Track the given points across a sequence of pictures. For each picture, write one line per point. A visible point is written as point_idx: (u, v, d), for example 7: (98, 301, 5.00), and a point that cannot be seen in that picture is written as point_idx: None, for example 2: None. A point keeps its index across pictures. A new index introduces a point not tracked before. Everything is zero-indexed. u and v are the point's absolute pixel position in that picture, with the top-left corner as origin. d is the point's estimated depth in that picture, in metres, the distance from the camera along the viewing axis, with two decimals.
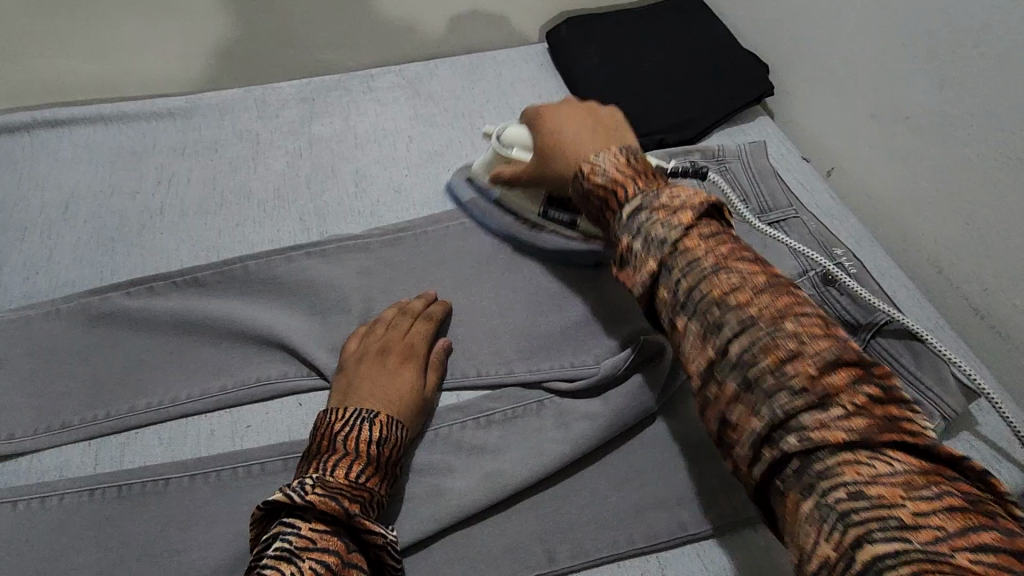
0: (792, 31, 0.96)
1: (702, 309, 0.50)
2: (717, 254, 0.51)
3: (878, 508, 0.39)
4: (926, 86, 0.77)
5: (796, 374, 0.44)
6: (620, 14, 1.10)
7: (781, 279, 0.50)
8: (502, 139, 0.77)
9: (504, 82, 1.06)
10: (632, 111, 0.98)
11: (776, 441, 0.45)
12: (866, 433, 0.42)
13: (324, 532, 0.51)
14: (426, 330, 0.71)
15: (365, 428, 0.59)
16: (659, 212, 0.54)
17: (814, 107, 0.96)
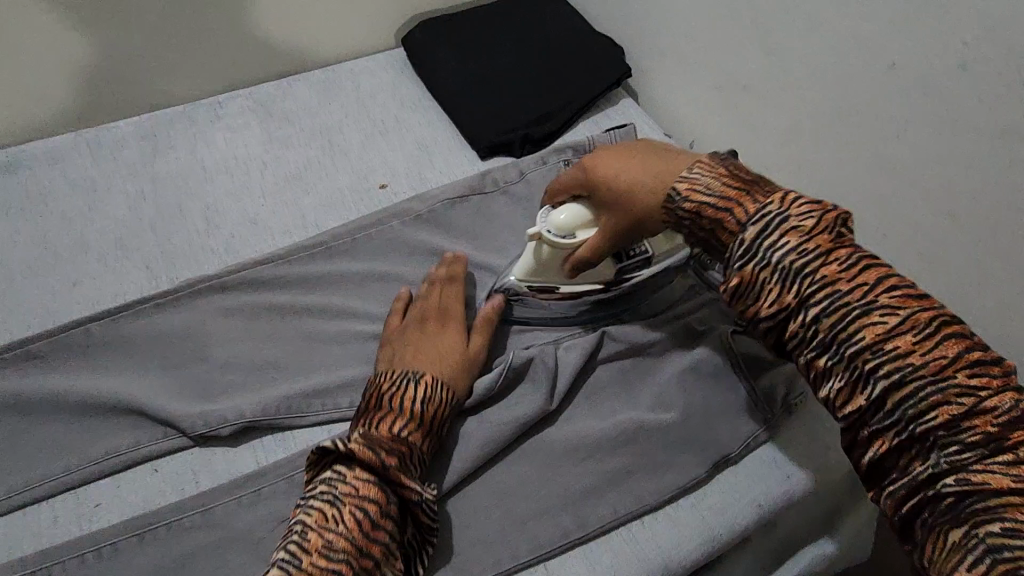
0: (638, 12, 0.97)
1: (788, 271, 0.49)
2: (863, 289, 0.47)
3: (1011, 470, 0.42)
4: (756, 55, 0.80)
5: (971, 429, 0.43)
6: (473, 12, 1.08)
7: (937, 313, 0.46)
8: (554, 228, 0.66)
9: (363, 93, 1.03)
10: (494, 111, 0.97)
11: (860, 391, 0.47)
12: (940, 377, 0.44)
13: (366, 481, 0.53)
14: (457, 292, 0.72)
15: (410, 389, 0.60)
16: (791, 237, 0.49)
17: (668, 85, 0.97)
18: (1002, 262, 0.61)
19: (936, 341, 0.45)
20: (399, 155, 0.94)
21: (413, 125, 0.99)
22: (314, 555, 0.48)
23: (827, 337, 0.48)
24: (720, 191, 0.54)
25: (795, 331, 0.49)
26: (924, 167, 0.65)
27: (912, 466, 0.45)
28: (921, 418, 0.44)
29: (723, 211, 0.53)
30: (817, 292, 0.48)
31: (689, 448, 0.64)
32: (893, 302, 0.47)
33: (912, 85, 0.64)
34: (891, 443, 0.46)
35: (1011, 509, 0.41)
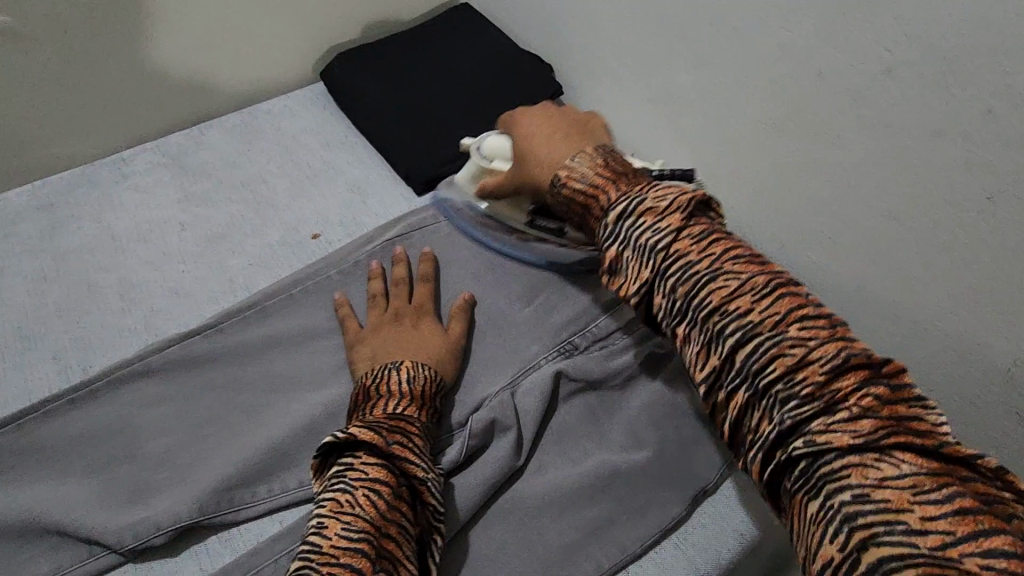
0: (563, 30, 0.95)
1: (643, 245, 0.52)
2: (710, 257, 0.50)
3: (847, 427, 0.41)
4: (685, 68, 0.79)
5: (804, 383, 0.43)
6: (395, 43, 1.04)
7: (781, 278, 0.48)
8: (484, 152, 0.75)
9: (286, 136, 0.96)
10: (427, 145, 0.92)
11: (713, 351, 0.48)
12: (777, 333, 0.45)
13: (375, 463, 0.51)
14: (422, 288, 0.74)
15: (393, 372, 0.61)
16: (647, 216, 0.53)
17: (600, 101, 0.95)
18: (947, 258, 0.61)
19: (774, 300, 0.46)
20: (330, 199, 0.88)
21: (342, 165, 0.93)
22: (334, 535, 0.45)
23: (683, 304, 0.50)
24: (595, 179, 0.58)
25: (658, 303, 0.51)
26: (862, 172, 0.65)
27: (763, 428, 0.45)
28: (762, 373, 0.45)
29: (595, 197, 0.58)
30: (671, 262, 0.50)
31: (666, 485, 0.62)
32: (736, 268, 0.49)
33: (842, 91, 0.63)
34: (740, 401, 0.46)
35: (856, 470, 0.40)
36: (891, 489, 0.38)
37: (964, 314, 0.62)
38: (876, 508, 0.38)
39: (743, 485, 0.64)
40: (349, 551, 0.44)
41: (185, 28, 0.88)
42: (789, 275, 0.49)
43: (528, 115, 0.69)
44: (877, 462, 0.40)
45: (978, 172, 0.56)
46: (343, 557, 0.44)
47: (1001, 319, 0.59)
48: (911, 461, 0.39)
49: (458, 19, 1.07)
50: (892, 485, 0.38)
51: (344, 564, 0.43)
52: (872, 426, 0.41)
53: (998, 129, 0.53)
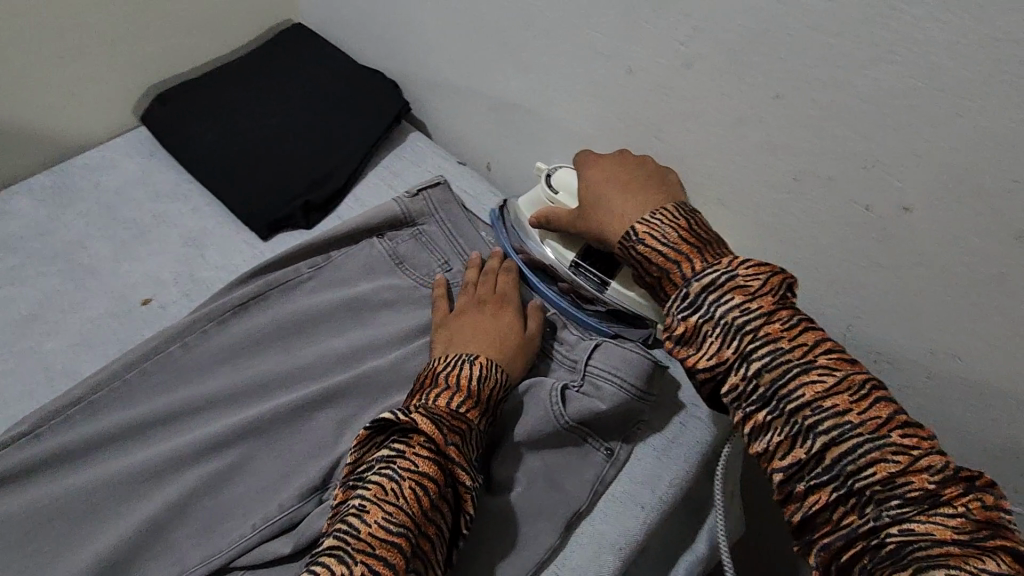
0: (395, 43, 0.91)
1: (730, 326, 0.49)
2: (803, 347, 0.48)
3: (952, 525, 0.41)
4: (513, 75, 0.77)
5: (908, 484, 0.42)
6: (220, 75, 0.96)
7: (873, 378, 0.47)
8: (552, 183, 0.72)
9: (107, 191, 0.87)
10: (267, 181, 0.86)
11: (800, 444, 0.46)
12: (880, 436, 0.44)
13: (426, 459, 0.52)
14: (509, 282, 0.70)
15: (466, 368, 0.59)
16: (735, 295, 0.50)
17: (447, 113, 0.92)
18: (777, 238, 0.63)
19: (873, 401, 0.45)
20: (162, 258, 0.80)
21: (174, 217, 0.85)
22: (374, 524, 0.48)
23: (766, 391, 0.47)
24: (674, 243, 0.56)
25: (735, 384, 0.49)
26: (685, 163, 0.65)
27: (853, 523, 0.43)
28: (860, 475, 0.43)
29: (673, 262, 0.55)
30: (759, 346, 0.48)
31: (540, 516, 0.59)
32: (831, 361, 0.47)
33: (652, 87, 0.63)
34: (828, 497, 0.44)
35: (956, 558, 0.39)
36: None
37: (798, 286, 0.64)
38: None
39: (622, 494, 0.63)
40: (386, 544, 0.47)
41: None
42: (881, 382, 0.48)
43: (625, 155, 0.66)
44: (979, 555, 0.39)
45: (780, 155, 0.58)
46: (380, 548, 0.47)
47: (829, 288, 0.62)
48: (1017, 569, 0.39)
49: (288, 42, 1.00)
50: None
51: (381, 557, 0.46)
52: (975, 526, 0.41)
53: (787, 112, 0.55)
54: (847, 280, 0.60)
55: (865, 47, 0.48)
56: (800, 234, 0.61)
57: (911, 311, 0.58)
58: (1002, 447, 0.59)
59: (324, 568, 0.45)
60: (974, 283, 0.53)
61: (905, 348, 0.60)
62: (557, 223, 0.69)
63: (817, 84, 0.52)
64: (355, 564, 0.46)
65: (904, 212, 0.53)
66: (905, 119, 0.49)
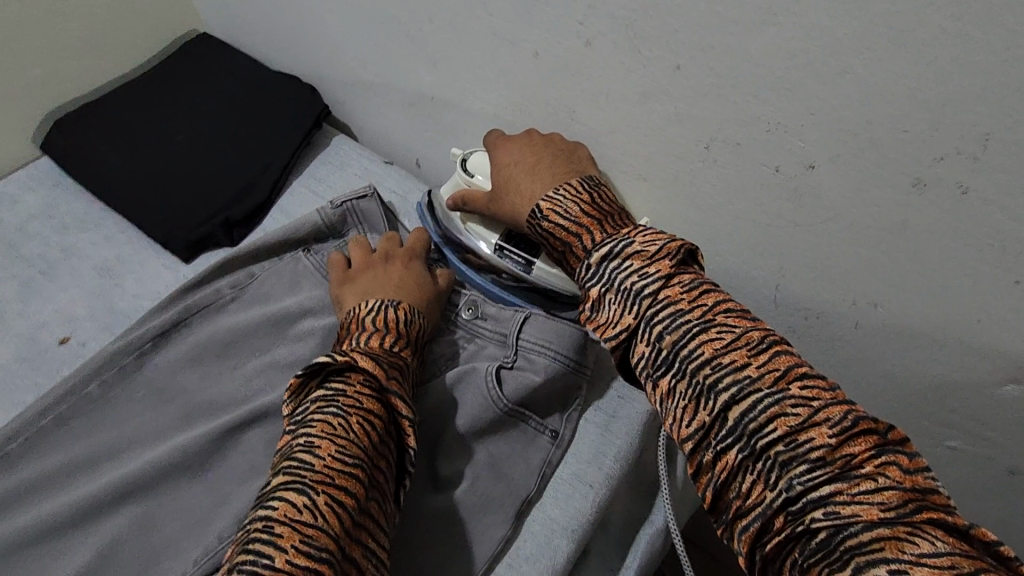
0: (303, 44, 0.88)
1: (629, 290, 0.51)
2: (702, 308, 0.49)
3: (872, 496, 0.38)
4: (423, 67, 0.75)
5: (813, 444, 0.41)
6: (122, 95, 0.91)
7: (777, 337, 0.47)
8: (467, 167, 0.72)
9: (9, 228, 0.82)
10: (183, 201, 0.82)
11: (703, 405, 0.45)
12: (779, 390, 0.43)
13: (367, 396, 0.51)
14: (420, 239, 0.73)
15: (390, 311, 0.62)
16: (634, 260, 0.52)
17: (366, 112, 0.89)
18: (698, 206, 0.63)
19: (772, 356, 0.45)
20: (76, 292, 0.76)
21: (86, 249, 0.80)
22: (328, 456, 0.46)
23: (668, 354, 0.48)
24: (575, 217, 0.58)
25: (641, 350, 0.50)
26: (602, 141, 0.65)
27: (763, 492, 0.42)
28: (762, 433, 0.43)
29: (574, 236, 0.58)
30: (658, 308, 0.49)
31: (489, 508, 0.59)
32: (730, 321, 0.48)
33: (559, 68, 0.62)
34: (734, 462, 0.44)
35: (888, 543, 0.36)
36: (929, 567, 0.35)
37: (726, 251, 0.65)
38: None
39: (572, 476, 0.63)
40: (343, 475, 0.45)
41: None
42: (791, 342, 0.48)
43: (530, 135, 0.67)
44: (909, 536, 0.36)
45: (688, 124, 0.58)
46: (338, 478, 0.45)
47: (750, 250, 0.63)
48: (943, 539, 0.36)
49: (193, 54, 0.96)
50: (930, 564, 0.35)
51: (341, 486, 0.44)
52: (899, 497, 0.38)
53: (689, 82, 0.55)
54: (769, 240, 0.61)
55: (755, 12, 0.48)
56: (719, 201, 0.61)
57: (830, 263, 0.59)
58: (928, 386, 0.61)
59: (283, 503, 0.43)
60: (884, 232, 0.54)
61: (830, 302, 0.62)
62: (475, 203, 0.69)
63: (712, 52, 0.52)
64: (315, 495, 0.43)
65: (811, 169, 0.54)
66: (802, 78, 0.50)
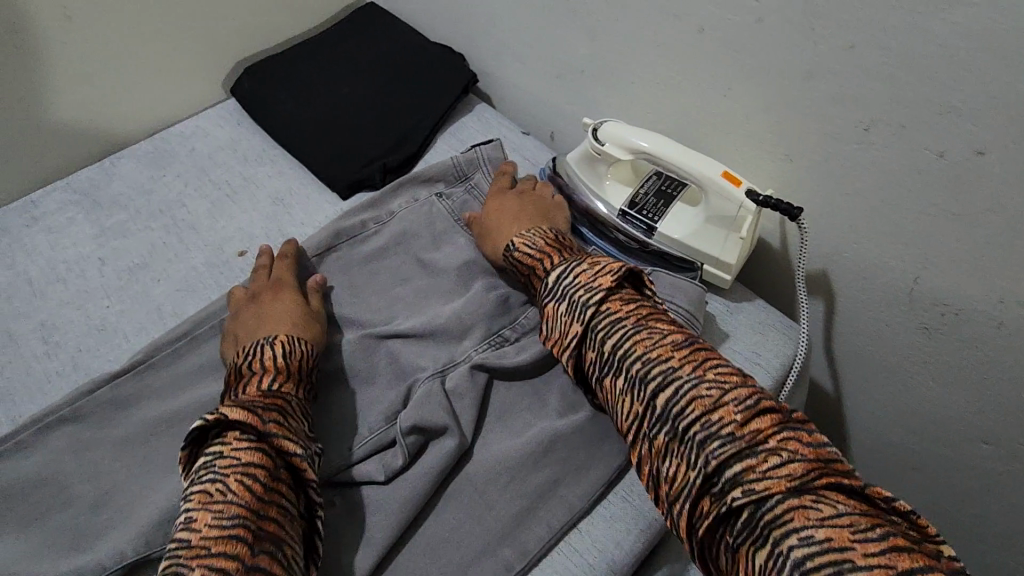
0: (464, 16, 0.95)
1: (577, 303, 0.62)
2: (637, 314, 0.59)
3: (780, 471, 0.45)
4: (581, 40, 0.80)
5: (724, 422, 0.49)
6: (299, 50, 1.03)
7: (696, 338, 0.57)
8: (598, 135, 0.75)
9: (201, 156, 0.94)
10: (345, 148, 0.92)
11: (638, 396, 0.55)
12: (697, 377, 0.52)
13: (249, 450, 0.53)
14: (291, 271, 0.74)
15: (264, 348, 0.63)
16: (580, 276, 0.64)
17: (511, 84, 0.96)
18: (844, 191, 0.65)
19: (693, 352, 0.55)
20: (254, 215, 0.87)
21: (262, 179, 0.92)
22: (205, 528, 0.48)
23: (610, 357, 0.58)
24: (540, 247, 0.69)
25: (591, 355, 0.60)
26: (753, 118, 0.68)
27: (687, 473, 0.49)
28: (684, 415, 0.51)
29: (538, 260, 0.69)
30: (602, 318, 0.60)
31: (605, 440, 0.65)
32: (658, 324, 0.58)
33: (722, 44, 0.65)
34: (665, 446, 0.51)
35: (797, 512, 0.43)
36: (831, 528, 0.42)
37: (866, 241, 0.66)
38: (821, 548, 0.41)
39: None
40: (224, 539, 0.47)
41: (67, 67, 0.85)
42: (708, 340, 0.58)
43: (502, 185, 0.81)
44: (814, 503, 0.44)
45: (852, 104, 0.59)
46: (215, 547, 0.47)
47: (890, 239, 0.64)
48: (845, 504, 0.44)
49: (362, 19, 1.06)
50: (831, 524, 0.42)
51: (217, 553, 0.46)
52: (804, 468, 0.45)
53: (860, 62, 0.57)
54: (915, 231, 0.62)
55: None
56: (866, 185, 0.63)
57: (978, 260, 0.59)
58: None
59: None
60: None
61: (972, 299, 0.61)
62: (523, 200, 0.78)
63: (892, 34, 0.54)
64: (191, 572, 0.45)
65: (978, 155, 0.54)
66: (986, 59, 0.50)
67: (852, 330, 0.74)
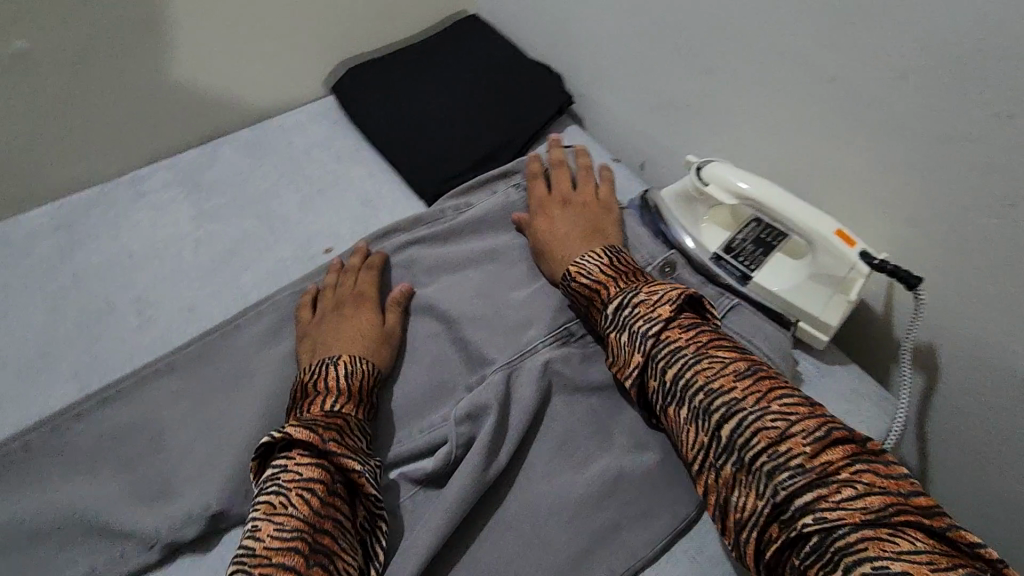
0: (568, 37, 0.95)
1: (634, 329, 0.60)
2: (698, 342, 0.58)
3: (853, 502, 0.45)
4: (691, 74, 0.78)
5: (793, 453, 0.48)
6: (399, 55, 1.04)
7: (761, 365, 0.56)
8: (701, 176, 0.72)
9: (296, 150, 0.97)
10: (434, 156, 0.92)
11: (701, 425, 0.54)
12: (762, 409, 0.52)
13: (309, 464, 0.55)
14: (372, 276, 0.76)
15: (331, 368, 0.64)
16: (641, 307, 0.61)
17: (607, 110, 0.94)
18: (969, 266, 0.60)
19: (757, 381, 0.54)
20: (341, 214, 0.89)
21: (351, 179, 0.93)
22: (266, 538, 0.49)
23: (670, 383, 0.57)
24: (597, 275, 0.67)
25: (651, 383, 0.59)
26: (876, 174, 0.64)
27: (757, 502, 0.49)
28: (750, 446, 0.50)
29: (596, 291, 0.67)
30: (660, 346, 0.59)
31: (674, 489, 0.63)
32: (720, 351, 0.57)
33: (853, 97, 0.62)
34: (733, 477, 0.51)
35: (872, 543, 0.42)
36: (909, 561, 0.41)
37: (985, 321, 0.62)
38: None
39: None
40: (282, 550, 0.48)
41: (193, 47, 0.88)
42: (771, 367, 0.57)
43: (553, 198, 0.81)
44: (890, 536, 0.43)
45: (995, 176, 0.55)
46: (276, 555, 0.48)
47: (1020, 324, 0.59)
48: (922, 539, 0.43)
49: (463, 30, 1.07)
50: (909, 559, 0.41)
51: (276, 563, 0.47)
52: (879, 501, 0.45)
53: (1013, 135, 0.53)
54: None
55: None
56: (997, 263, 0.58)
57: None
58: None
59: None
60: None
61: None
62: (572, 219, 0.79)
63: None
64: None
65: None
66: None
67: (952, 412, 0.69)
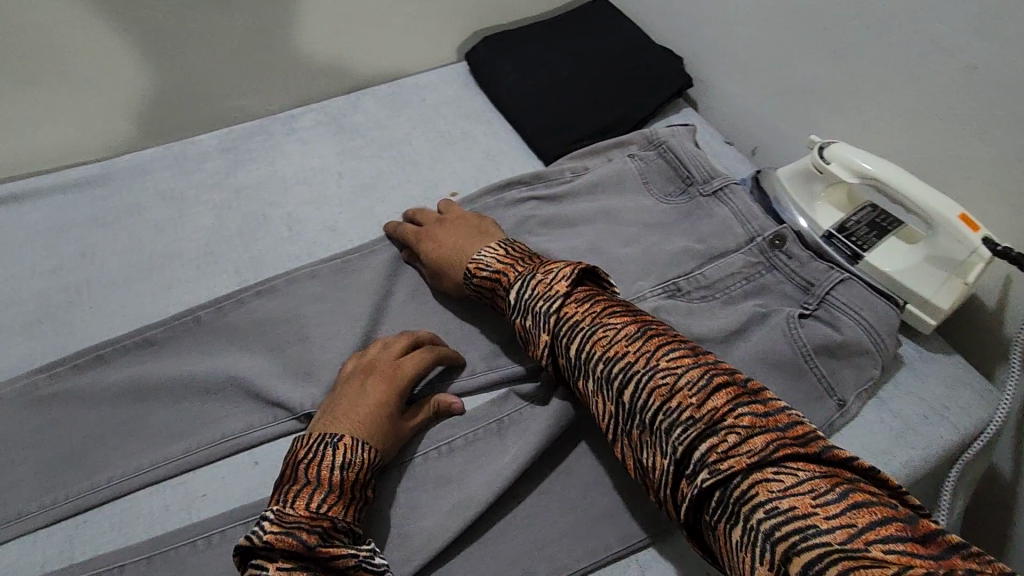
0: (697, 22, 0.99)
1: (537, 311, 0.62)
2: (592, 313, 0.59)
3: (740, 448, 0.46)
4: (822, 61, 0.80)
5: (681, 410, 0.50)
6: (531, 28, 1.12)
7: (648, 324, 0.58)
8: (824, 155, 0.74)
9: (429, 106, 1.06)
10: (556, 122, 0.99)
11: (607, 393, 0.56)
12: (653, 369, 0.53)
13: (291, 570, 0.49)
14: (418, 358, 0.68)
15: (331, 454, 0.57)
16: (540, 288, 0.63)
17: (726, 94, 0.98)
18: None
19: (643, 342, 0.55)
20: (467, 165, 0.97)
21: (477, 136, 1.02)
22: None
23: (573, 354, 0.59)
24: (495, 266, 0.69)
25: (562, 359, 0.60)
26: (1010, 166, 0.65)
27: (664, 464, 0.50)
28: (649, 408, 0.52)
29: (497, 279, 0.68)
30: (560, 324, 0.60)
31: None
32: (612, 319, 0.58)
33: (994, 88, 0.64)
34: (642, 441, 0.53)
35: (760, 486, 0.44)
36: (794, 496, 0.42)
37: None
38: (785, 518, 0.42)
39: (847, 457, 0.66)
40: None
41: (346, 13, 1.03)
42: (656, 322, 0.58)
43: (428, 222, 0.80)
44: (776, 475, 0.44)
45: None
46: None
47: None
48: (804, 468, 0.44)
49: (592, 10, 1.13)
50: (793, 494, 0.43)
51: None
52: (761, 441, 0.46)
53: None
54: None
55: None
56: None
57: None
58: None
59: None
60: None
61: None
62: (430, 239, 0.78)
63: None
64: None
65: None
66: None
67: None
